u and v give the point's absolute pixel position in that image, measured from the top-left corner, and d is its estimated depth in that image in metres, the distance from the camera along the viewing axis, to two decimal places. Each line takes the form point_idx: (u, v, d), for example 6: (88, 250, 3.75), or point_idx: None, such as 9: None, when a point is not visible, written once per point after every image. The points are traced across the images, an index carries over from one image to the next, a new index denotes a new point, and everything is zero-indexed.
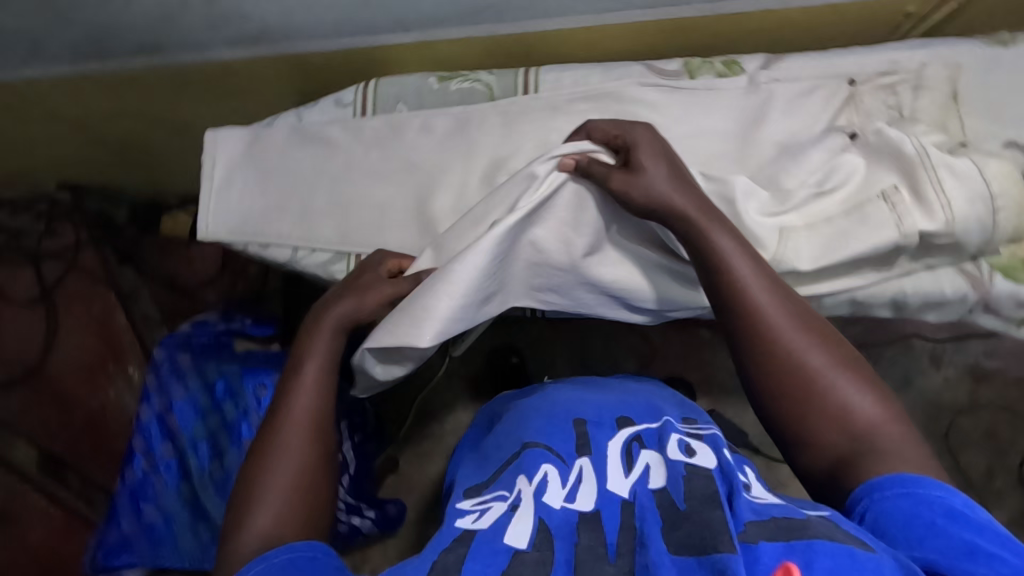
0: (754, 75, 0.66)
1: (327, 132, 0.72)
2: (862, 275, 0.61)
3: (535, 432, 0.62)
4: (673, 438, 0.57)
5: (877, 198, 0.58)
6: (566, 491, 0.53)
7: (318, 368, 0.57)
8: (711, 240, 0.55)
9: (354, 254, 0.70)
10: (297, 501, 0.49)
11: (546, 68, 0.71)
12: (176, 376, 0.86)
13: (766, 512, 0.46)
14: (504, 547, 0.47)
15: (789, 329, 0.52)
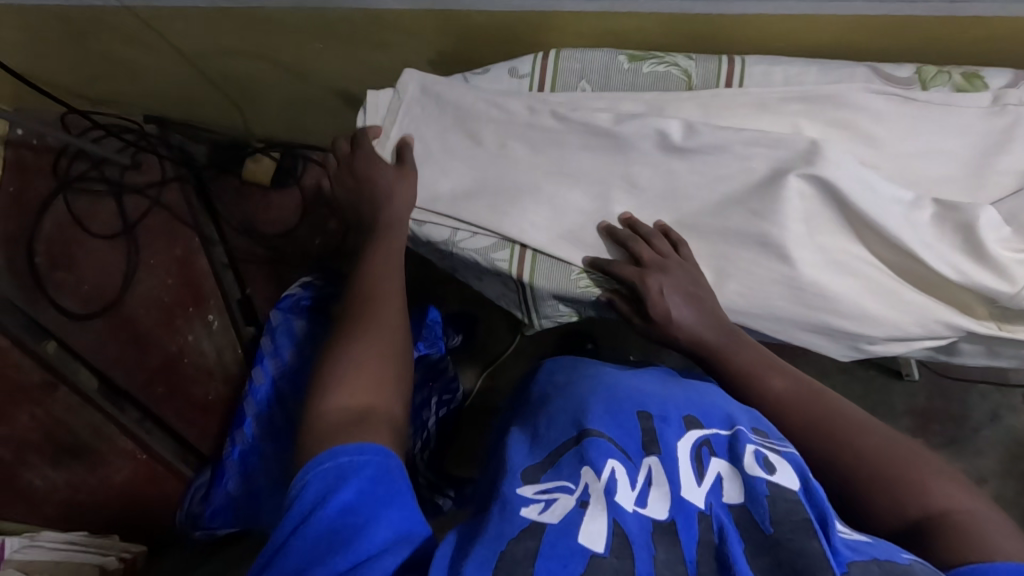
0: (1000, 94, 0.59)
1: (504, 102, 0.66)
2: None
3: (598, 417, 0.51)
4: (750, 449, 0.49)
5: None
6: (636, 493, 0.46)
7: (381, 256, 0.63)
8: (732, 359, 0.60)
9: (519, 245, 0.64)
10: (369, 384, 0.52)
11: (753, 58, 0.64)
12: (291, 339, 0.84)
13: (866, 551, 0.42)
14: (579, 547, 0.41)
15: (834, 419, 0.54)
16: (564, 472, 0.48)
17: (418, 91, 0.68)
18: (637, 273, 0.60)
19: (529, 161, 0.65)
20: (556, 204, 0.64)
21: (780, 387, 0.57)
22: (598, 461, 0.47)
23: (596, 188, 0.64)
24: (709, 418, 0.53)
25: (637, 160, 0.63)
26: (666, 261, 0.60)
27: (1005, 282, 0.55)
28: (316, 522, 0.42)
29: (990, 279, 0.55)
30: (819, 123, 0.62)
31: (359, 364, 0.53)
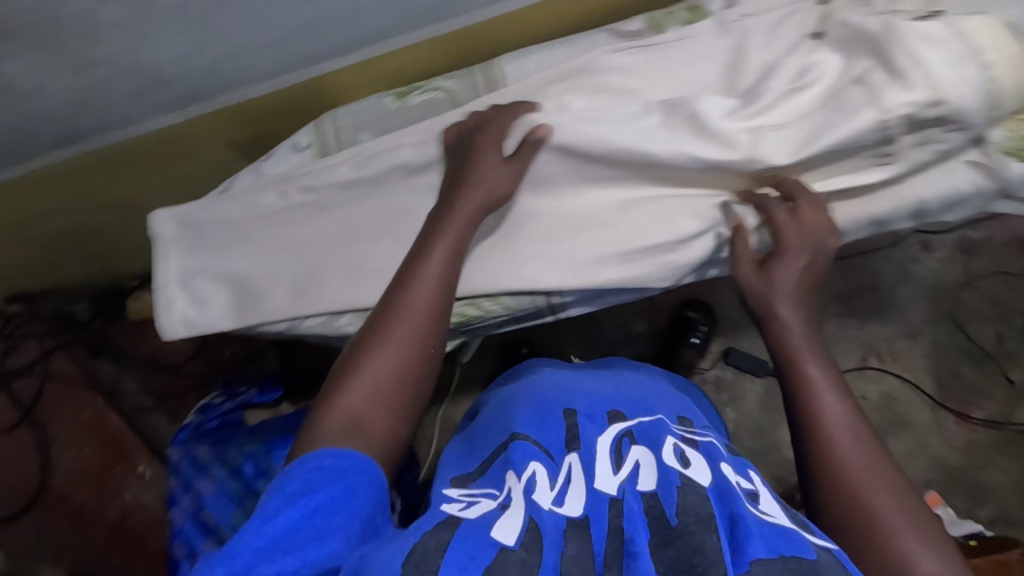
0: (721, 16, 0.64)
1: (285, 186, 0.67)
2: (857, 174, 0.59)
3: (526, 426, 0.59)
4: (668, 444, 0.54)
5: (854, 83, 0.54)
6: (555, 494, 0.49)
7: (447, 247, 0.58)
8: (805, 369, 0.54)
9: (361, 310, 0.66)
10: (381, 394, 0.51)
11: (506, 56, 0.66)
12: (199, 470, 0.83)
13: (778, 545, 0.42)
14: (490, 539, 0.41)
15: (863, 470, 0.47)
16: (492, 483, 0.53)
17: (175, 226, 0.69)
18: (791, 228, 0.58)
19: (334, 225, 0.67)
20: (379, 250, 0.67)
21: (835, 410, 0.51)
22: (519, 456, 0.54)
23: (409, 228, 0.66)
24: (632, 410, 0.61)
25: (443, 193, 0.65)
26: (816, 232, 0.58)
27: (728, 150, 0.57)
28: (268, 510, 0.40)
29: (721, 154, 0.57)
30: (584, 93, 0.64)
31: (361, 375, 0.51)
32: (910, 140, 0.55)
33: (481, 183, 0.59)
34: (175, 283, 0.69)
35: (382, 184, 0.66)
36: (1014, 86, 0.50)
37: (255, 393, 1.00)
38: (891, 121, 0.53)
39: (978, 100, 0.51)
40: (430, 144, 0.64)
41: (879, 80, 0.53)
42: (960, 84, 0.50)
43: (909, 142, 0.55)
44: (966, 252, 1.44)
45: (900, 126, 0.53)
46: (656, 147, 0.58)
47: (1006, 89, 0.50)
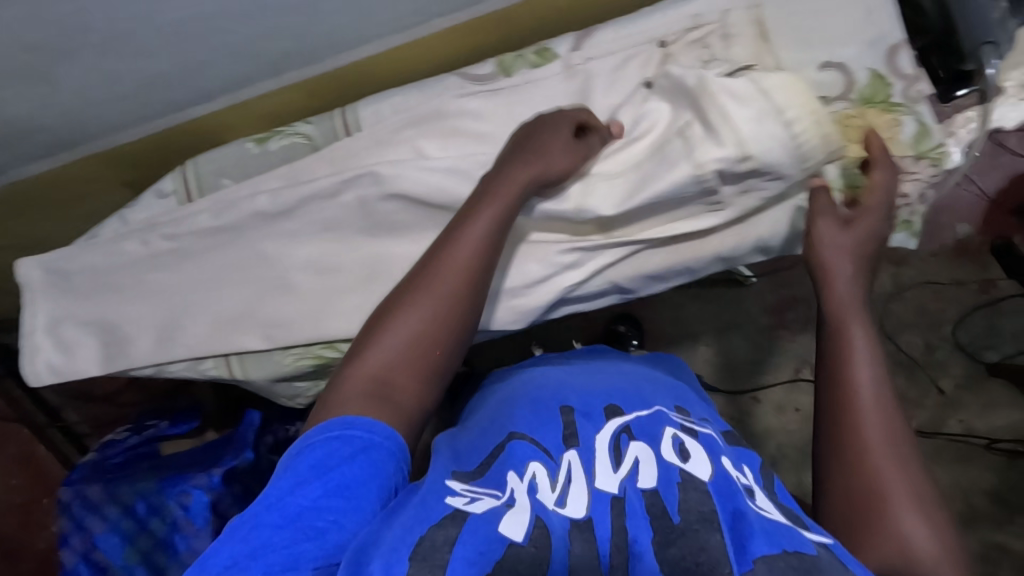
0: (567, 59, 0.64)
1: (148, 234, 0.68)
2: (693, 219, 0.60)
3: (523, 425, 0.58)
4: (667, 436, 0.54)
5: (675, 136, 0.56)
6: (556, 494, 0.49)
7: (490, 219, 0.54)
8: (852, 339, 0.55)
9: (222, 356, 0.67)
10: (415, 357, 0.51)
11: (363, 102, 0.67)
12: (90, 509, 0.84)
13: (779, 541, 0.44)
14: (498, 535, 0.42)
15: (878, 449, 0.50)
16: (488, 479, 0.51)
17: (43, 273, 0.70)
18: (884, 193, 0.58)
19: (196, 271, 0.68)
20: (241, 295, 0.68)
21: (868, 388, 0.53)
22: (519, 454, 0.53)
23: (269, 271, 0.67)
24: (629, 403, 0.60)
25: (305, 239, 0.67)
26: (878, 206, 0.58)
27: (559, 201, 0.59)
28: (296, 492, 0.42)
29: (553, 205, 0.59)
30: (436, 137, 0.65)
31: (408, 330, 0.51)
32: (731, 188, 0.57)
33: (541, 159, 0.56)
34: (42, 330, 0.70)
35: (242, 230, 0.67)
36: (814, 141, 0.53)
37: (166, 424, 0.99)
38: (705, 175, 0.55)
39: (782, 155, 0.53)
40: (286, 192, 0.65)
41: (693, 133, 0.55)
42: (762, 142, 0.53)
43: (734, 190, 0.58)
44: (896, 263, 1.45)
45: (714, 180, 0.55)
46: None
47: (808, 142, 0.53)
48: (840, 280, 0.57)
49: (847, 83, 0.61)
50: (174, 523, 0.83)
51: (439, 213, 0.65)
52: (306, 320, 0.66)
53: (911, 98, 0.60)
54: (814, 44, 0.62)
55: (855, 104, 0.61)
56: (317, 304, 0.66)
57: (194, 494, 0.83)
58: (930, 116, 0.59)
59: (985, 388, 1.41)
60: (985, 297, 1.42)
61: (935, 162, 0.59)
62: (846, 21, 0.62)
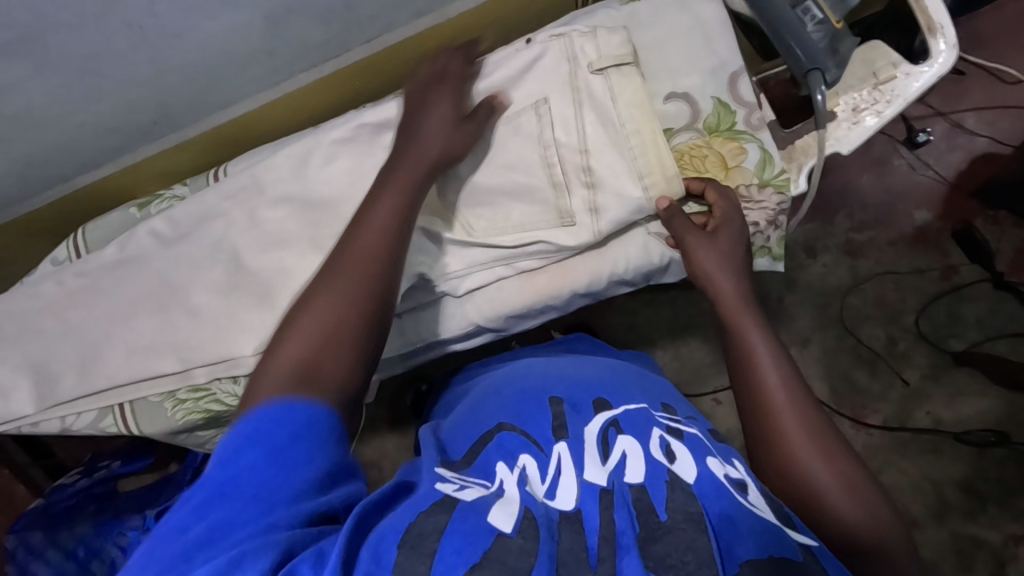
0: None
1: (62, 275, 0.74)
2: (550, 232, 0.61)
3: (511, 417, 0.62)
4: (654, 435, 0.54)
5: (529, 108, 0.61)
6: (546, 486, 0.50)
7: (385, 204, 0.52)
8: (745, 334, 0.55)
9: (116, 408, 0.71)
10: (330, 345, 0.46)
11: (236, 161, 0.74)
12: (33, 554, 0.88)
13: (766, 546, 0.42)
14: (487, 526, 0.41)
15: (794, 428, 0.50)
16: (479, 469, 0.54)
17: None
18: (724, 209, 0.59)
19: (91, 336, 0.72)
20: (131, 352, 0.71)
21: (772, 379, 0.52)
22: (509, 447, 0.57)
23: (156, 326, 0.70)
24: (616, 399, 0.63)
25: (192, 290, 0.70)
26: (730, 219, 0.58)
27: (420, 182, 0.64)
28: (237, 471, 0.39)
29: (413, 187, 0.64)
30: (303, 203, 0.69)
31: (311, 326, 0.46)
32: (577, 184, 0.60)
33: (440, 138, 0.56)
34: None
35: (130, 289, 0.71)
36: (651, 159, 0.59)
37: (117, 464, 0.99)
38: (551, 156, 0.60)
39: (618, 159, 0.59)
40: (178, 249, 0.71)
41: (549, 117, 0.60)
42: (602, 141, 0.59)
43: (580, 182, 0.60)
44: (851, 255, 1.34)
45: (559, 167, 0.60)
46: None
47: (643, 155, 0.59)
48: (722, 286, 0.58)
49: (694, 115, 0.61)
50: (113, 562, 0.89)
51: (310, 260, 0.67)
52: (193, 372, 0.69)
53: (753, 126, 0.60)
54: (658, 74, 0.62)
55: (702, 134, 0.61)
56: (194, 353, 0.69)
57: (131, 535, 0.89)
58: (772, 143, 0.59)
59: (950, 377, 1.28)
60: (948, 284, 1.31)
61: (779, 189, 0.59)
62: (685, 51, 0.61)
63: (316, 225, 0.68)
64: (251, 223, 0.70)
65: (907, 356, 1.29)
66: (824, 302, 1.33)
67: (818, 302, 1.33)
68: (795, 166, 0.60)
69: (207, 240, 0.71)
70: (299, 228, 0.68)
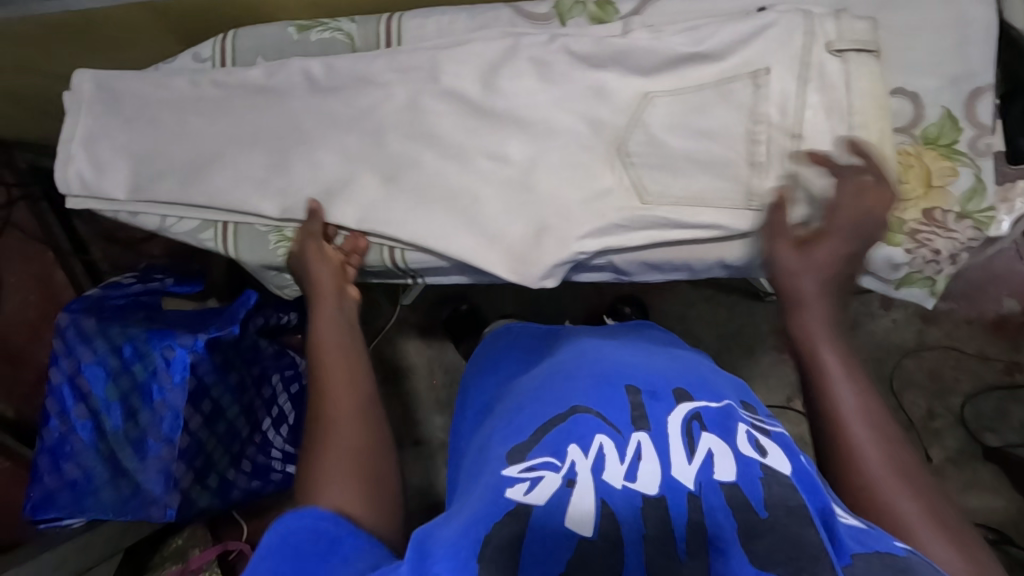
0: (626, 21, 0.66)
1: (199, 76, 0.73)
2: (730, 214, 0.62)
3: (583, 395, 0.54)
4: (741, 430, 0.50)
5: (747, 77, 0.61)
6: (625, 467, 0.47)
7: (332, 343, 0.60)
8: (820, 356, 0.52)
9: (219, 225, 0.73)
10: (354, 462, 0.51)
11: (411, 14, 0.68)
12: (83, 338, 0.88)
13: (868, 542, 0.42)
14: (564, 531, 0.43)
15: (875, 461, 0.48)
16: (550, 446, 0.49)
17: (96, 90, 0.75)
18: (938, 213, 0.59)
19: (223, 149, 0.72)
20: (243, 178, 0.71)
21: (846, 408, 0.50)
22: (583, 430, 0.50)
23: (285, 155, 0.71)
24: (697, 391, 0.54)
25: (319, 144, 0.71)
26: (854, 212, 0.56)
27: (611, 102, 0.65)
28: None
29: (599, 111, 0.65)
30: (477, 104, 0.68)
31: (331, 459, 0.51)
32: (777, 167, 0.61)
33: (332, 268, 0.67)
34: (77, 142, 0.75)
35: (263, 117, 0.72)
36: (868, 156, 0.59)
37: (171, 282, 1.01)
38: (759, 133, 0.61)
39: (831, 151, 0.60)
40: (325, 102, 0.70)
41: (767, 90, 0.61)
42: (816, 130, 0.60)
43: (782, 165, 0.61)
44: (925, 320, 1.31)
45: (763, 138, 0.61)
46: (509, 173, 0.67)
47: (861, 152, 0.59)
48: (808, 303, 0.55)
49: (913, 119, 0.59)
50: (154, 371, 0.87)
51: (473, 148, 0.68)
52: (312, 209, 0.70)
53: (976, 150, 0.59)
54: (884, 67, 0.59)
55: (915, 142, 0.60)
56: (300, 208, 0.70)
57: (178, 351, 0.87)
58: (989, 174, 0.58)
59: (972, 467, 1.26)
60: (1007, 379, 1.28)
61: (977, 225, 0.59)
62: (932, 47, 0.59)
63: (475, 134, 0.68)
64: (409, 105, 0.69)
65: (938, 435, 1.28)
66: (878, 354, 1.31)
67: (873, 352, 1.31)
68: (1006, 206, 0.59)
69: (357, 105, 0.70)
70: (461, 135, 0.68)
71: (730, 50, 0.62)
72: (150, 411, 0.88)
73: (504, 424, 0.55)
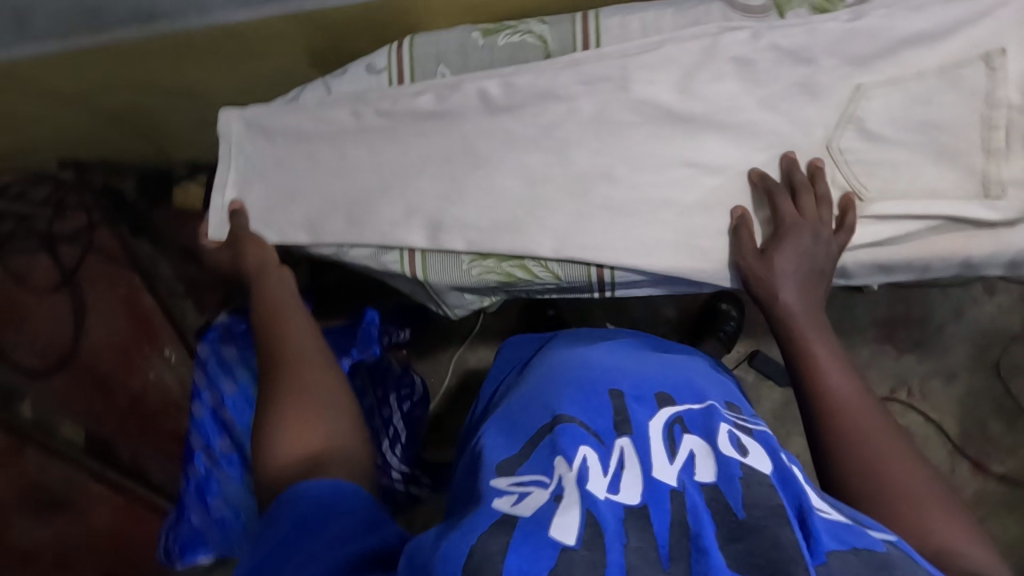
0: (859, 8, 0.55)
1: (360, 105, 0.65)
2: (966, 205, 0.55)
3: (569, 401, 0.46)
4: (724, 430, 0.43)
5: (978, 60, 0.53)
6: (608, 479, 0.40)
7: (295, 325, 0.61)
8: (808, 348, 0.55)
9: (405, 250, 0.64)
10: (300, 423, 0.51)
11: (608, 10, 0.60)
12: (225, 369, 0.85)
13: (850, 539, 0.36)
14: (549, 540, 0.35)
15: (870, 443, 0.48)
16: (535, 465, 0.42)
17: (241, 127, 0.68)
18: None
19: (384, 176, 0.65)
20: (410, 210, 0.64)
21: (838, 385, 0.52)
22: (568, 442, 0.43)
23: (454, 174, 0.63)
24: (681, 393, 0.48)
25: (496, 167, 0.62)
26: (817, 222, 0.56)
27: (821, 98, 0.57)
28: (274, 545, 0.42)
29: (812, 108, 0.57)
30: (670, 109, 0.59)
31: (286, 420, 0.52)
32: (1019, 152, 0.54)
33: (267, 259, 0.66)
34: (231, 186, 0.69)
35: (432, 141, 0.64)
36: None
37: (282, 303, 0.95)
38: (996, 118, 0.53)
39: None
40: (501, 122, 0.62)
41: (1005, 73, 0.53)
42: None
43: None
44: None
45: (1001, 131, 0.54)
46: (715, 182, 0.59)
47: None
48: (789, 299, 0.57)
49: None
50: None
51: (671, 159, 0.60)
52: (491, 237, 0.62)
53: None
54: None
55: None
56: (483, 238, 0.62)
57: None
58: None
59: None
60: None
61: None
62: None
63: (671, 143, 0.60)
64: (597, 119, 0.61)
65: None
66: (982, 342, 1.15)
67: (977, 340, 1.15)
68: None
69: (537, 121, 0.62)
70: (653, 145, 0.60)
71: (957, 27, 0.54)
72: None
73: (492, 426, 0.49)
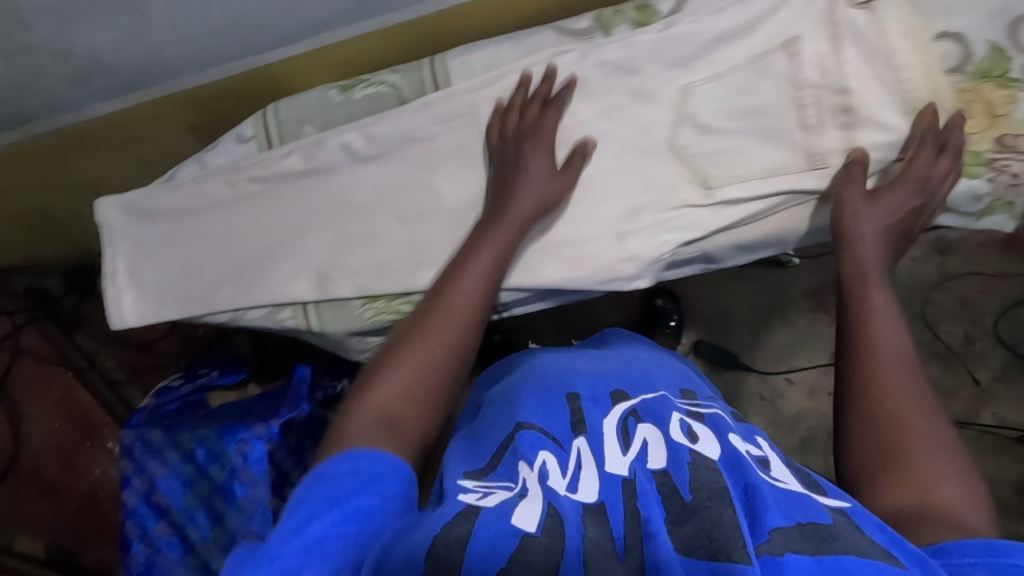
0: (673, 18, 0.60)
1: (232, 175, 0.67)
2: (800, 177, 0.60)
3: (528, 409, 0.49)
4: (675, 419, 0.47)
5: (779, 49, 0.59)
6: (567, 481, 0.42)
7: (476, 285, 0.56)
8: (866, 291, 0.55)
9: (298, 305, 0.66)
10: (414, 390, 0.49)
11: (454, 52, 0.64)
12: (153, 453, 0.84)
13: (794, 513, 0.37)
14: (511, 528, 0.36)
15: (902, 398, 0.48)
16: (499, 471, 0.44)
17: (120, 213, 0.69)
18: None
19: (269, 237, 0.67)
20: (296, 266, 0.66)
21: (886, 332, 0.52)
22: (528, 444, 0.45)
23: (335, 226, 0.66)
24: (635, 388, 0.52)
25: (371, 212, 0.65)
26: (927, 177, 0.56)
27: (654, 102, 0.61)
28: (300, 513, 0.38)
29: (650, 112, 0.61)
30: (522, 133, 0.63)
31: (397, 379, 0.49)
32: (832, 124, 0.59)
33: (541, 188, 0.59)
34: (122, 274, 0.70)
35: (307, 197, 0.66)
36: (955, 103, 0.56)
37: (217, 375, 0.98)
38: (805, 97, 0.59)
39: (881, 95, 0.58)
40: (369, 171, 0.65)
41: (802, 57, 0.58)
42: (862, 78, 0.57)
43: (835, 121, 0.59)
44: (941, 252, 1.19)
45: (813, 108, 0.59)
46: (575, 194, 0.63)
47: (915, 87, 0.57)
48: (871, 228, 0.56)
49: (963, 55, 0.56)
50: (233, 470, 0.82)
51: None
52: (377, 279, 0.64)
53: None
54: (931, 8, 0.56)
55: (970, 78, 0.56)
56: (371, 281, 0.64)
57: (253, 444, 0.81)
58: None
59: None
60: None
61: None
62: None
63: None
64: (460, 152, 0.64)
65: (983, 359, 1.16)
66: (906, 295, 1.19)
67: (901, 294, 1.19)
68: None
69: (409, 163, 0.65)
70: None
71: (758, 22, 0.59)
72: (235, 511, 0.81)
73: (458, 445, 0.50)
